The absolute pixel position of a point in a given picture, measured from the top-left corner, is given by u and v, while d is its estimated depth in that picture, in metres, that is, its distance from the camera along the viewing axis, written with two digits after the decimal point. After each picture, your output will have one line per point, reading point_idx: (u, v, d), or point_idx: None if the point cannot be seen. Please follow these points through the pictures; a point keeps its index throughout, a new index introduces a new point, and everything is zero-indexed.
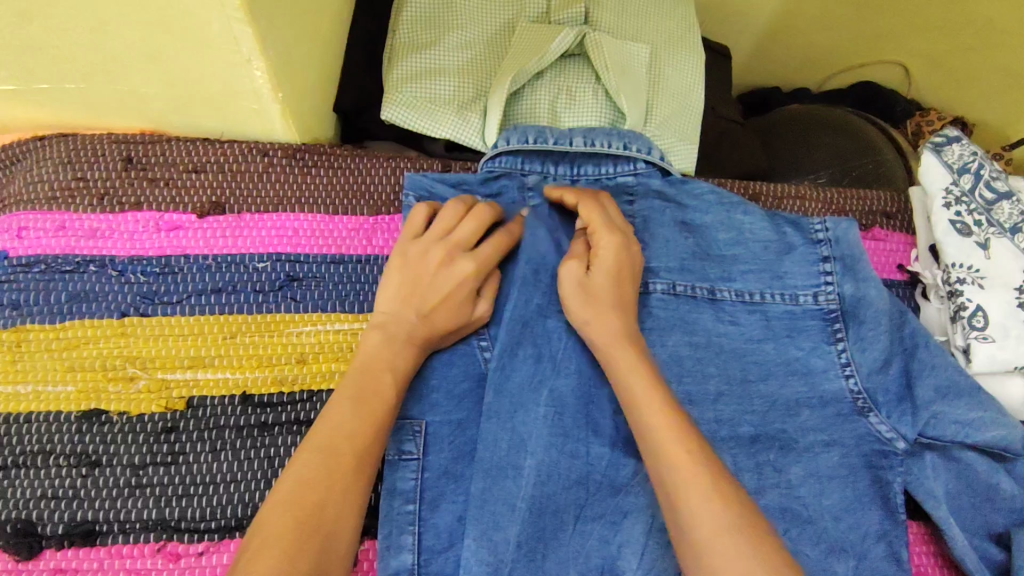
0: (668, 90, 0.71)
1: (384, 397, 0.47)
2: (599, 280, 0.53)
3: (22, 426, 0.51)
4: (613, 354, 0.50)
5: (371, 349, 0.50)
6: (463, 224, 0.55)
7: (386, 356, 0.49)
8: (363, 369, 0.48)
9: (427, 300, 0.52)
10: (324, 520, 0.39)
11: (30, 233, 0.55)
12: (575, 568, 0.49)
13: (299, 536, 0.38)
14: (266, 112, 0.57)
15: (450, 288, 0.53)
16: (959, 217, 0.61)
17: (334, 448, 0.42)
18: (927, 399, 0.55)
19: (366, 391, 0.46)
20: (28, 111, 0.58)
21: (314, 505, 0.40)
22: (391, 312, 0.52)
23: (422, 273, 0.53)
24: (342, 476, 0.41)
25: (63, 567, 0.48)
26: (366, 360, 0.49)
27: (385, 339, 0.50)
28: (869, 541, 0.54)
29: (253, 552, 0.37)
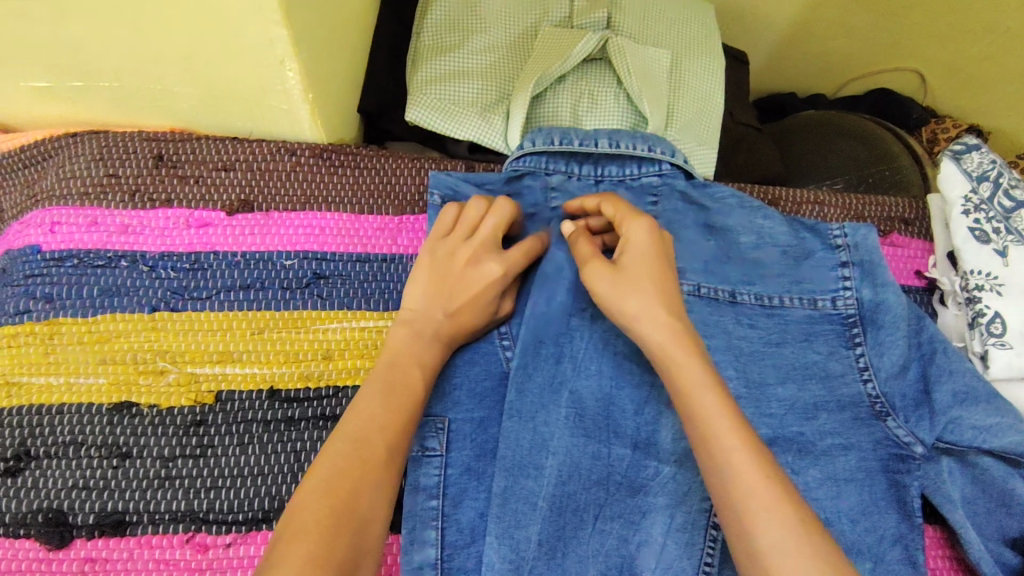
0: (688, 95, 0.72)
1: (416, 386, 0.49)
2: (633, 267, 0.51)
3: (55, 417, 0.52)
4: (668, 355, 0.47)
5: (399, 346, 0.51)
6: (486, 220, 0.56)
7: (415, 350, 0.50)
8: (390, 367, 0.49)
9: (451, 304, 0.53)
10: (357, 511, 0.40)
11: (63, 228, 0.56)
12: (595, 567, 0.50)
13: (336, 523, 0.39)
14: (295, 112, 0.58)
15: (476, 288, 0.53)
16: (977, 225, 0.61)
17: (367, 439, 0.43)
18: (945, 404, 0.56)
19: (395, 386, 0.47)
20: (62, 108, 0.59)
21: (349, 495, 0.41)
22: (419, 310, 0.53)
23: (451, 273, 0.54)
24: (376, 467, 0.42)
25: (93, 557, 0.48)
26: (394, 356, 0.50)
27: (412, 334, 0.51)
28: (885, 544, 0.54)
29: (286, 541, 0.38)
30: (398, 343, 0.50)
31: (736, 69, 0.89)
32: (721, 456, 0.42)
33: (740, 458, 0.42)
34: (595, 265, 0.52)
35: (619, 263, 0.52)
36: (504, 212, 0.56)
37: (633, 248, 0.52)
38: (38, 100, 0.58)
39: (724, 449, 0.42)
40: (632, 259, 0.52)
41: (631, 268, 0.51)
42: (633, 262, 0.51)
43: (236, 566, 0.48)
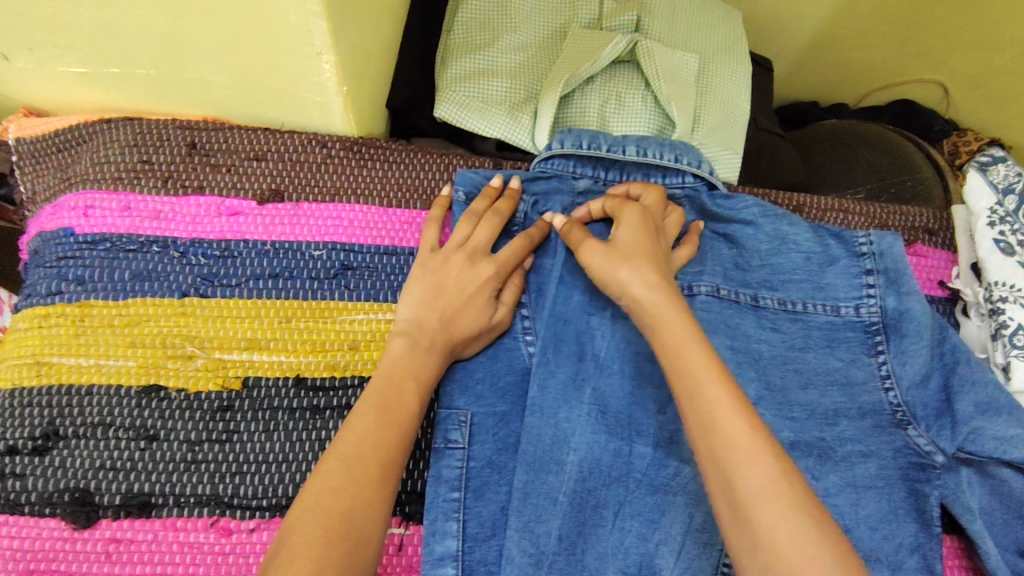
0: (716, 100, 0.72)
1: (412, 406, 0.48)
2: (624, 237, 0.53)
3: (83, 397, 0.52)
4: (660, 315, 0.48)
5: (395, 357, 0.51)
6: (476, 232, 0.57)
7: (412, 365, 0.50)
8: (385, 384, 0.49)
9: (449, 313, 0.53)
10: (350, 530, 0.40)
11: (96, 212, 0.57)
12: (614, 564, 0.50)
13: (326, 547, 0.38)
14: (328, 105, 0.58)
15: (470, 293, 0.54)
16: (1003, 237, 0.62)
17: (359, 459, 0.43)
18: (966, 414, 0.55)
19: (389, 401, 0.47)
20: (99, 94, 0.60)
21: (340, 513, 0.40)
22: (412, 319, 0.53)
23: (444, 280, 0.55)
24: (367, 491, 0.42)
25: (118, 537, 0.49)
26: (390, 368, 0.50)
27: (409, 349, 0.51)
28: (902, 553, 0.54)
29: (283, 559, 0.38)
30: (392, 361, 0.50)
31: (761, 76, 0.89)
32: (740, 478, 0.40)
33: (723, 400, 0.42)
34: (590, 244, 0.54)
35: (613, 239, 0.54)
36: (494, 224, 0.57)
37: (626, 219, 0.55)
38: (74, 85, 0.59)
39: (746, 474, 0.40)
40: (625, 219, 0.55)
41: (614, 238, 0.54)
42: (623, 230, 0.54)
43: (258, 552, 0.49)
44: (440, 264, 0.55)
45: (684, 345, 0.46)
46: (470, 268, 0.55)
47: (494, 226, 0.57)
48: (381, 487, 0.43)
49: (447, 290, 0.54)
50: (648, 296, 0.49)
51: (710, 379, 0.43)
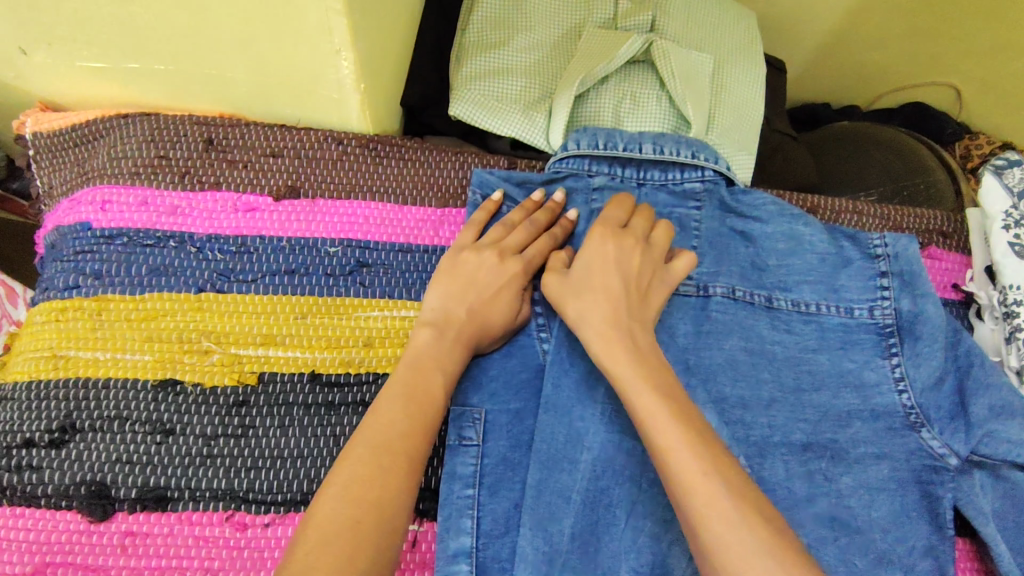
0: (730, 100, 0.72)
1: (438, 395, 0.48)
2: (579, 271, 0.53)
3: (100, 391, 0.52)
4: (612, 357, 0.48)
5: (420, 348, 0.51)
6: (511, 234, 0.57)
7: (437, 357, 0.50)
8: (411, 372, 0.49)
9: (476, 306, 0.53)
10: (377, 523, 0.40)
11: (114, 207, 0.57)
12: (627, 563, 0.51)
13: (354, 538, 0.39)
14: (345, 102, 0.59)
15: (499, 285, 0.54)
16: (1018, 239, 0.62)
17: (387, 447, 0.43)
18: (981, 417, 0.56)
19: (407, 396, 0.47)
20: (114, 89, 0.60)
21: (371, 503, 0.41)
22: (438, 310, 0.53)
23: (472, 271, 0.54)
24: (395, 481, 0.42)
25: (134, 531, 0.49)
26: (416, 358, 0.50)
27: (435, 339, 0.51)
28: (915, 555, 0.55)
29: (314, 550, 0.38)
30: (416, 351, 0.50)
31: (774, 77, 0.89)
32: (709, 538, 0.38)
33: (677, 442, 0.42)
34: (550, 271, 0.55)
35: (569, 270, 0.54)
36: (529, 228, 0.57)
37: (591, 245, 0.54)
38: (92, 79, 0.59)
39: (714, 532, 0.38)
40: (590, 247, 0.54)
41: (578, 272, 0.53)
42: (591, 262, 0.53)
43: (273, 546, 0.49)
44: (469, 256, 0.55)
45: (634, 392, 0.45)
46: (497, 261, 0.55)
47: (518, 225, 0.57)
48: (408, 479, 0.43)
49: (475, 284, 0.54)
50: (602, 335, 0.49)
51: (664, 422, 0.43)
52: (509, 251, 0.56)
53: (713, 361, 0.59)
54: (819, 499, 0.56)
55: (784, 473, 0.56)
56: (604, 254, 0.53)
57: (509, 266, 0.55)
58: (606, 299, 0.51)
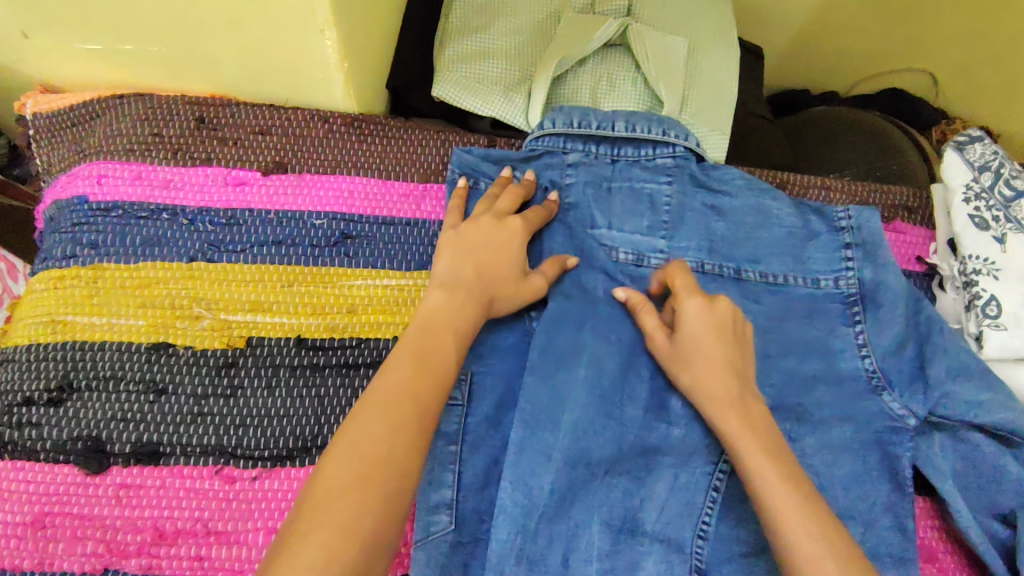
0: (704, 81, 0.75)
1: (444, 350, 0.49)
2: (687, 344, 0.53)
3: (96, 353, 0.55)
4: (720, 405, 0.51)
5: (434, 306, 0.51)
6: (502, 199, 0.59)
7: (440, 317, 0.51)
8: (422, 333, 0.49)
9: (484, 281, 0.54)
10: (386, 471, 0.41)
11: (110, 181, 0.60)
12: (599, 515, 0.53)
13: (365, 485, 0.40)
14: (331, 81, 0.61)
15: (495, 247, 0.56)
16: (977, 212, 0.64)
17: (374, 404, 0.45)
18: (939, 379, 0.59)
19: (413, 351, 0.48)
20: (110, 70, 0.63)
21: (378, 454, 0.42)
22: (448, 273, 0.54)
23: (472, 239, 0.56)
24: (405, 433, 0.43)
25: (128, 483, 0.52)
26: (428, 317, 0.50)
27: (447, 299, 0.52)
28: (876, 511, 0.58)
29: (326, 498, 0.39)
30: (429, 310, 0.51)
31: (751, 63, 0.92)
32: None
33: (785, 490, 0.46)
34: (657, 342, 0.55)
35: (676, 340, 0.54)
36: (518, 192, 0.60)
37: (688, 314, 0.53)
38: (87, 61, 0.61)
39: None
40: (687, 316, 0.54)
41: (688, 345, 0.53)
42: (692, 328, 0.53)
43: (260, 499, 0.51)
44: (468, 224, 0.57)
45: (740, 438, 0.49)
46: (500, 227, 0.57)
47: (510, 193, 0.60)
48: (419, 436, 0.44)
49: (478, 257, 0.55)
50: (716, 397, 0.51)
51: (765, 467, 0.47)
52: (503, 214, 0.58)
53: None
54: None
55: None
56: (703, 321, 0.53)
57: (511, 230, 0.57)
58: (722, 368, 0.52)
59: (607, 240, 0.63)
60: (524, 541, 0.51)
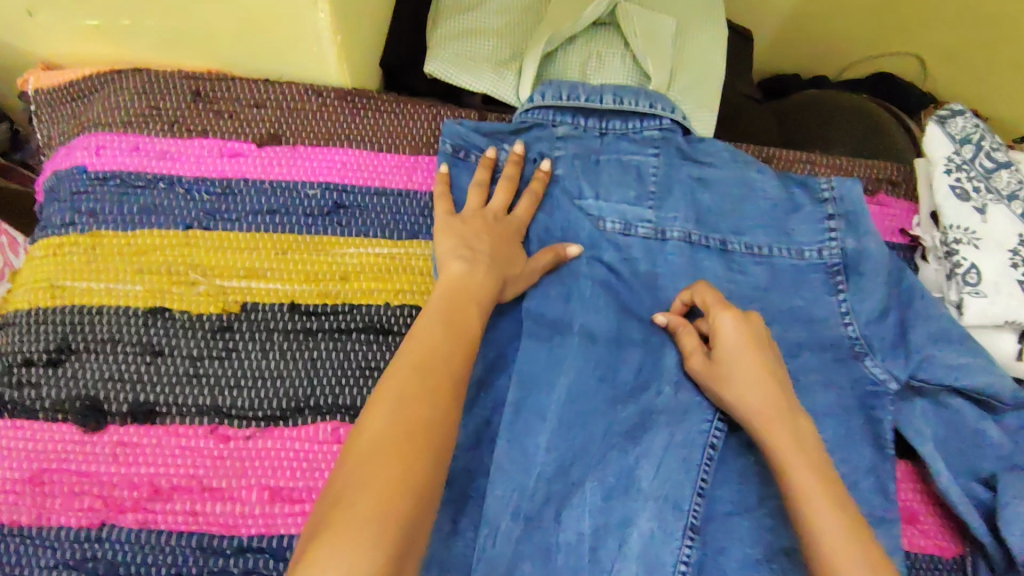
0: (692, 59, 0.76)
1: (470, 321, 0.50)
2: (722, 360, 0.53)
3: (93, 317, 0.56)
4: (762, 417, 0.50)
5: (459, 277, 0.52)
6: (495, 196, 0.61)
7: (461, 289, 0.52)
8: (451, 300, 0.50)
9: (491, 250, 0.56)
10: (429, 429, 0.42)
11: (107, 151, 0.61)
12: (593, 475, 0.54)
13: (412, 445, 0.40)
14: (324, 55, 0.63)
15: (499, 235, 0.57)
16: (959, 182, 0.65)
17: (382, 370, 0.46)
18: (919, 343, 0.60)
19: (455, 317, 0.49)
20: (108, 46, 0.64)
21: (422, 410, 0.42)
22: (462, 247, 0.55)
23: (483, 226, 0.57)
24: (444, 389, 0.44)
25: (125, 441, 0.53)
26: (456, 287, 0.52)
27: (468, 271, 0.53)
28: (858, 474, 0.59)
29: (374, 455, 0.39)
30: (454, 280, 0.52)
31: (741, 46, 0.93)
32: None
33: (820, 499, 0.45)
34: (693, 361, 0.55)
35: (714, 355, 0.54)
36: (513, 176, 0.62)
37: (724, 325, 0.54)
38: (86, 37, 0.63)
39: None
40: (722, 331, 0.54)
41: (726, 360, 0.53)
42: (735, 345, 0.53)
43: (255, 456, 0.53)
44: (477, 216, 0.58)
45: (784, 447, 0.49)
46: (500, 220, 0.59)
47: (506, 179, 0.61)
48: (452, 393, 0.45)
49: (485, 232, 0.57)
50: (760, 411, 0.51)
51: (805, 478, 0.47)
52: (498, 210, 0.60)
53: (670, 300, 0.62)
54: None
55: None
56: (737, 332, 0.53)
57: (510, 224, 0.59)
58: (769, 377, 0.52)
59: (594, 211, 0.63)
60: (524, 498, 0.53)
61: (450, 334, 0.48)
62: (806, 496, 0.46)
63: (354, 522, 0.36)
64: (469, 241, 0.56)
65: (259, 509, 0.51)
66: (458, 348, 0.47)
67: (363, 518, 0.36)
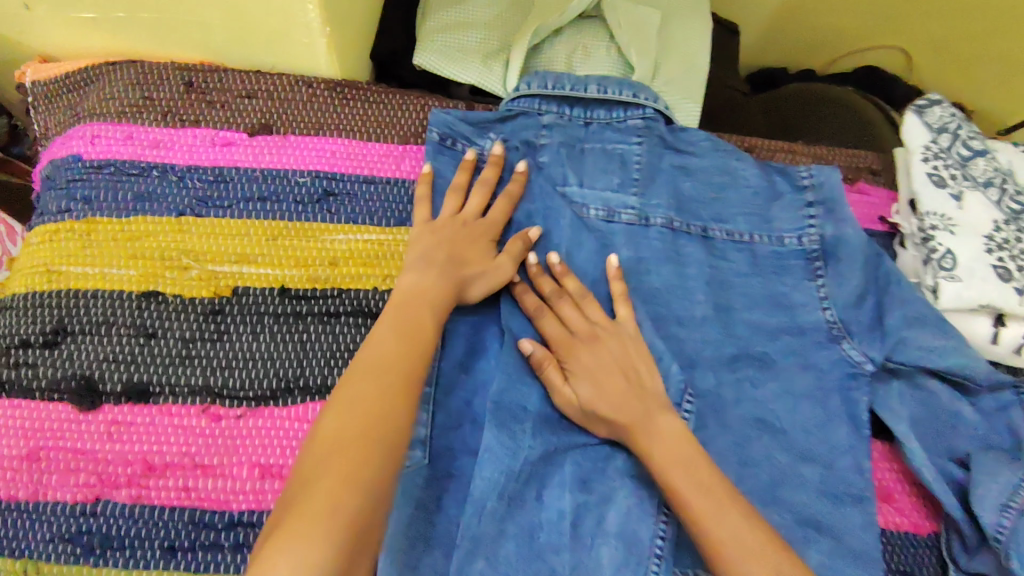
0: (676, 51, 0.77)
1: (426, 328, 0.51)
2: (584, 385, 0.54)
3: (89, 300, 0.57)
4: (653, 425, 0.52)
5: (411, 291, 0.54)
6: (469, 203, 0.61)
7: (420, 300, 0.53)
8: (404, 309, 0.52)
9: (454, 253, 0.57)
10: (386, 424, 0.43)
11: (102, 141, 0.63)
12: (571, 454, 0.56)
13: (368, 439, 0.42)
14: (314, 46, 0.64)
15: (465, 240, 0.58)
16: (935, 170, 0.66)
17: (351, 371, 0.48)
18: (895, 326, 0.62)
19: (406, 329, 0.50)
20: (102, 38, 0.66)
21: (379, 403, 0.44)
22: (420, 261, 0.56)
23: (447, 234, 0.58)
24: (400, 382, 0.46)
25: (119, 420, 0.54)
26: (406, 301, 0.53)
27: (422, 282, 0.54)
28: (836, 453, 0.60)
29: (332, 447, 0.41)
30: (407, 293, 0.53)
31: (727, 39, 0.94)
32: None
33: (704, 498, 0.48)
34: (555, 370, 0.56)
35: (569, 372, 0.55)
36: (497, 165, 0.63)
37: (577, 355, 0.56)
38: (80, 30, 0.64)
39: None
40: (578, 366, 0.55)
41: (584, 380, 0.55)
42: (581, 382, 0.55)
43: (245, 435, 0.54)
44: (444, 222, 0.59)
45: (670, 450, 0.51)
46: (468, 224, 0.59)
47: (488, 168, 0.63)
48: (409, 384, 0.46)
49: (452, 235, 0.58)
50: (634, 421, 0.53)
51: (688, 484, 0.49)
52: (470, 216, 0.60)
53: (653, 285, 0.63)
54: (746, 403, 0.61)
55: (714, 381, 0.61)
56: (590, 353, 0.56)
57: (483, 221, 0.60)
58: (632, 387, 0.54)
59: (577, 198, 0.65)
60: (510, 481, 0.53)
61: (406, 339, 0.49)
62: (689, 501, 0.48)
63: (304, 515, 0.37)
64: (432, 246, 0.57)
65: (249, 485, 0.53)
66: (411, 349, 0.49)
67: (315, 514, 0.37)
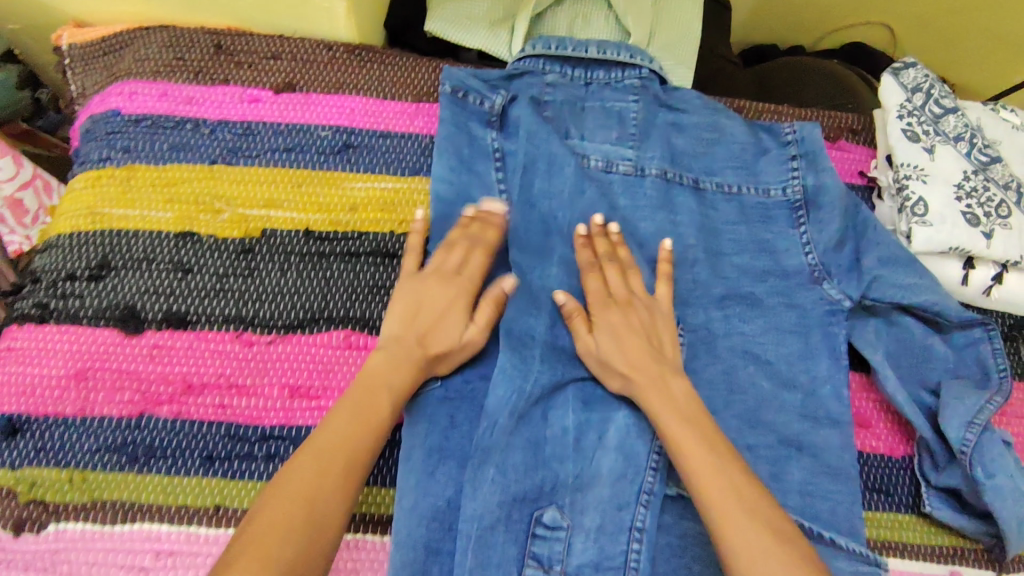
0: (670, 19, 0.83)
1: (383, 406, 0.52)
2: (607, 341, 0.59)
3: (130, 239, 0.63)
4: (667, 385, 0.56)
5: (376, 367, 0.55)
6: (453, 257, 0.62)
7: (387, 374, 0.54)
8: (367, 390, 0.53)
9: (423, 330, 0.58)
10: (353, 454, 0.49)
11: (139, 97, 0.68)
12: (573, 381, 0.61)
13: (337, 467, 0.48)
14: (334, 10, 0.69)
15: (443, 310, 0.59)
16: (909, 126, 0.72)
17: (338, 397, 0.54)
18: (871, 267, 0.67)
19: (365, 407, 0.52)
20: (137, 5, 0.71)
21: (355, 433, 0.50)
22: (393, 335, 0.58)
23: (418, 301, 0.59)
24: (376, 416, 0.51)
25: (160, 345, 0.59)
26: (369, 378, 0.54)
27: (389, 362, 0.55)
28: (816, 382, 0.65)
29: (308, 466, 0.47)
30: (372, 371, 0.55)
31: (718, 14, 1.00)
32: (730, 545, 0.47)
33: (705, 454, 0.51)
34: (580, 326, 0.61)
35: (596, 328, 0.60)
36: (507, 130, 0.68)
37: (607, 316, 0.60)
38: None
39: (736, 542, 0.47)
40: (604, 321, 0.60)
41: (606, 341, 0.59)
42: (605, 333, 0.59)
43: (275, 360, 0.59)
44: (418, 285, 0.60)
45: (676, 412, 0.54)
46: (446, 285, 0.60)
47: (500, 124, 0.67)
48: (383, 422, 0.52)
49: (425, 302, 0.59)
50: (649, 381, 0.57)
51: (694, 444, 0.52)
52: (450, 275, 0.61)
53: (648, 231, 0.68)
54: (734, 337, 0.66)
55: (705, 317, 0.66)
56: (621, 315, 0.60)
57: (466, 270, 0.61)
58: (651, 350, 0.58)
59: (580, 149, 0.70)
60: (520, 398, 0.58)
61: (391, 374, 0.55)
62: (690, 458, 0.51)
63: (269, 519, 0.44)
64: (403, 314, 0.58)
65: (280, 403, 0.58)
66: (397, 375, 0.54)
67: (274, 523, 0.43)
